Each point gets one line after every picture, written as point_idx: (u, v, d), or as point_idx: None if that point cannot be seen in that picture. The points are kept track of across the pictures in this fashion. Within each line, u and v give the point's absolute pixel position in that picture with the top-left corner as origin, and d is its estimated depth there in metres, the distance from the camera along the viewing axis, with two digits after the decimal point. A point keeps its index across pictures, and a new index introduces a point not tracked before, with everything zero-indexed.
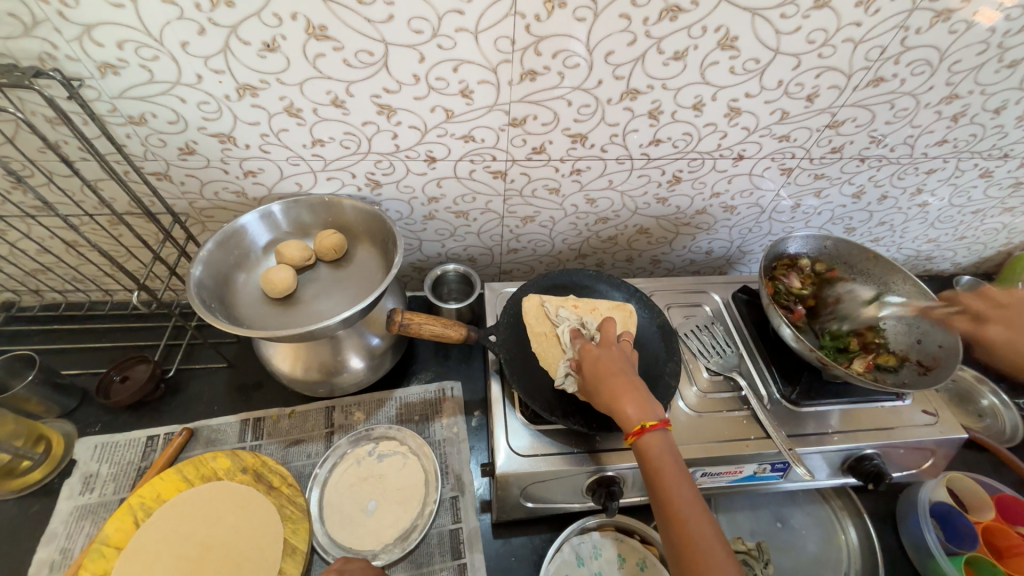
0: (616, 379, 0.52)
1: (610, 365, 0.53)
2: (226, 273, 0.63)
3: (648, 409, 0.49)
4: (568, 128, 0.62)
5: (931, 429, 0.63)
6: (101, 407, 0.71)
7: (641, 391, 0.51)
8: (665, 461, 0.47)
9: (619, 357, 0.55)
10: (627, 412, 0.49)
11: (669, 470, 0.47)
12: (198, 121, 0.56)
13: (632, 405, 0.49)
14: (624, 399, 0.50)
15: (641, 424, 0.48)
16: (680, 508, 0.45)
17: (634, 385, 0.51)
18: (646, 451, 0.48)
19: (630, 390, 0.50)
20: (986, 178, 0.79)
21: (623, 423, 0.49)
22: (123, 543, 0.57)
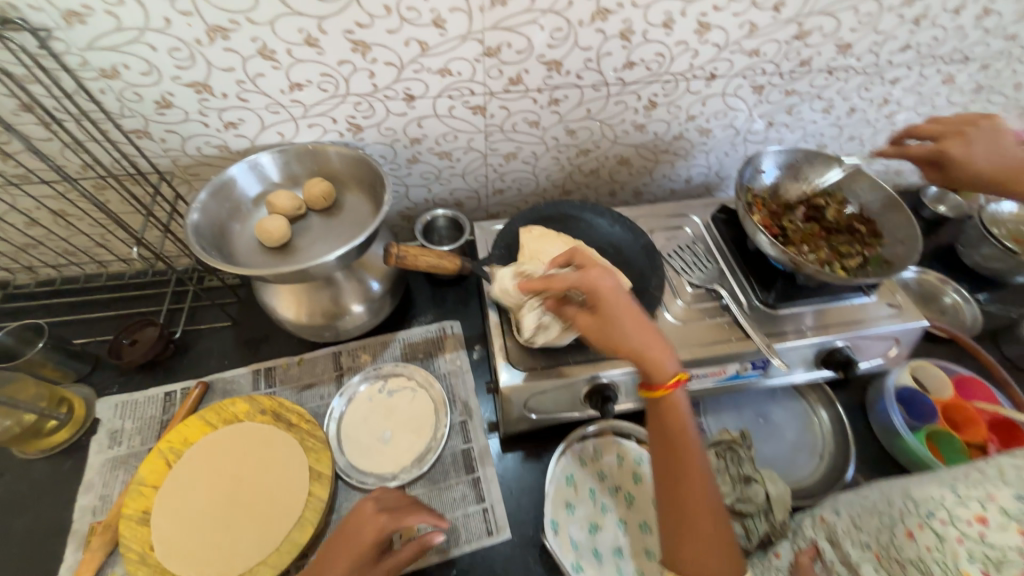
0: (634, 318, 0.52)
1: (623, 300, 0.52)
2: (222, 223, 0.64)
3: (674, 364, 0.52)
4: (542, 55, 0.63)
5: (894, 319, 0.68)
6: (115, 370, 0.74)
7: (661, 337, 0.52)
8: (683, 415, 0.51)
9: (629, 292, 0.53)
10: (658, 365, 0.51)
11: (686, 422, 0.51)
12: (172, 70, 0.56)
13: (664, 356, 0.51)
14: (656, 350, 0.51)
15: (676, 377, 0.50)
16: (687, 455, 0.50)
17: (655, 334, 0.52)
18: (670, 403, 0.51)
19: (655, 339, 0.52)
20: (949, 84, 0.82)
21: (654, 372, 0.51)
22: (159, 482, 0.60)
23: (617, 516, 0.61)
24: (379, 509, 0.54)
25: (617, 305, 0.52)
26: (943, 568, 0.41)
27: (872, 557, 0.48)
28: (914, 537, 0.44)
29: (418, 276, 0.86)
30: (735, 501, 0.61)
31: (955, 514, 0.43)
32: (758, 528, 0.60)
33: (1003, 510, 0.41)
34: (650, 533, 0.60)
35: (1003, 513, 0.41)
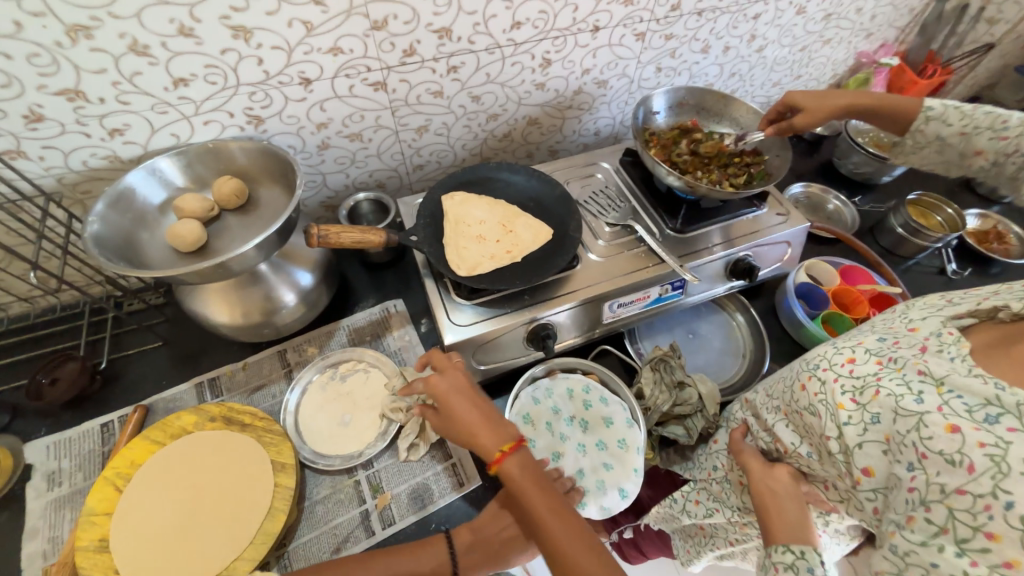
0: (463, 407, 0.53)
1: (457, 392, 0.54)
2: (128, 233, 0.61)
3: (503, 434, 0.52)
4: (430, 23, 0.65)
5: (783, 226, 0.78)
6: (39, 413, 0.69)
7: (490, 418, 0.53)
8: (528, 479, 0.50)
9: (462, 376, 0.56)
10: (487, 445, 0.51)
11: (532, 486, 0.49)
12: (34, 79, 0.53)
13: (489, 435, 0.51)
14: (479, 431, 0.52)
15: (501, 449, 0.50)
16: (552, 525, 0.48)
17: (483, 414, 0.53)
18: (509, 475, 0.50)
19: (482, 421, 0.52)
20: (802, 15, 0.92)
21: (485, 456, 0.51)
22: (112, 509, 0.58)
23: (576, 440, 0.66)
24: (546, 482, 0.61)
25: (452, 397, 0.54)
26: (826, 407, 0.49)
27: (782, 416, 0.56)
28: (804, 389, 0.52)
29: (353, 264, 0.87)
30: (673, 406, 0.69)
31: (833, 362, 0.51)
32: (696, 426, 0.69)
33: (868, 351, 0.50)
34: (605, 449, 0.65)
35: (869, 352, 0.50)
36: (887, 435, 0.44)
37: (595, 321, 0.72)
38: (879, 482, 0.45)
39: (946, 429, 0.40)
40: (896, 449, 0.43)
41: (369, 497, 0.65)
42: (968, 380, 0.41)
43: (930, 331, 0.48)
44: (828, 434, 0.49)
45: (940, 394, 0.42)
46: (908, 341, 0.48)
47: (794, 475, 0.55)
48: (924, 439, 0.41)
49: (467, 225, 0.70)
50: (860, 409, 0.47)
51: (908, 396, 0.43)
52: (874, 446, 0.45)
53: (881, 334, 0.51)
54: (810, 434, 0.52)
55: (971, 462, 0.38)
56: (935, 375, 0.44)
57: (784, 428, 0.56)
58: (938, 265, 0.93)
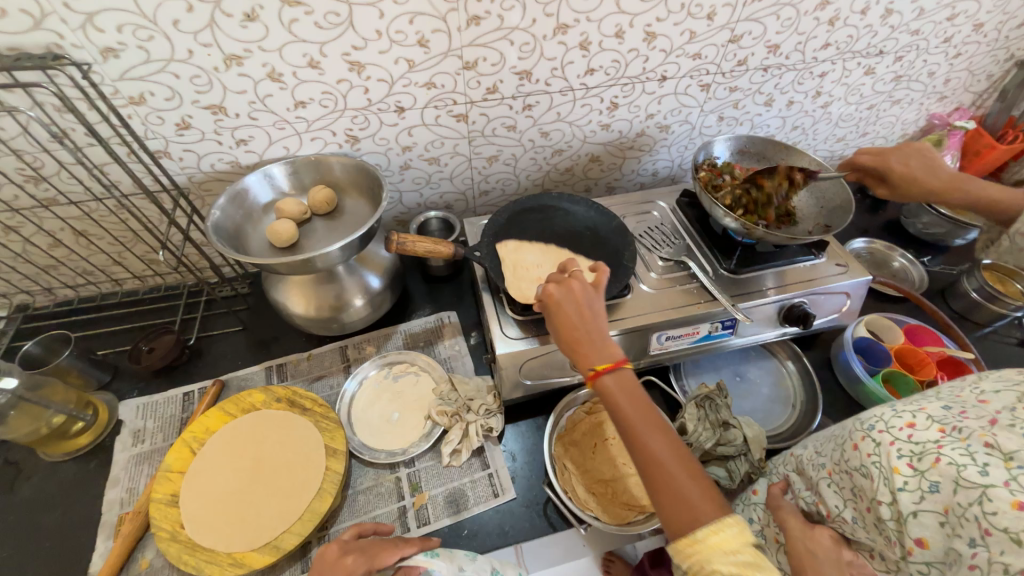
0: (570, 319, 0.55)
1: (568, 304, 0.56)
2: (238, 225, 0.71)
3: (602, 354, 0.54)
4: (514, 66, 0.73)
5: (842, 276, 0.77)
6: (134, 376, 0.78)
7: (594, 334, 0.55)
8: (622, 401, 0.52)
9: (579, 293, 0.57)
10: (586, 361, 0.54)
11: (625, 409, 0.51)
12: (191, 95, 0.65)
13: (588, 352, 0.54)
14: (578, 346, 0.54)
15: (595, 369, 0.53)
16: (646, 449, 0.49)
17: (587, 329, 0.55)
18: (604, 394, 0.52)
19: (583, 337, 0.54)
20: (871, 75, 0.94)
21: (582, 373, 0.54)
22: (185, 468, 0.65)
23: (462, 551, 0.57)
24: (342, 552, 0.53)
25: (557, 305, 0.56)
26: (880, 470, 0.46)
27: (827, 474, 0.55)
28: (857, 448, 0.50)
29: (414, 274, 0.93)
30: (716, 445, 0.67)
31: (890, 424, 0.48)
32: (740, 469, 0.67)
33: (930, 417, 0.46)
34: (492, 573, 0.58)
35: (931, 418, 0.46)
36: (946, 507, 0.42)
37: (641, 351, 0.73)
38: (935, 555, 0.43)
39: (1012, 506, 0.37)
40: (957, 523, 0.41)
41: (408, 495, 0.67)
42: None
43: (1002, 404, 0.44)
44: (881, 499, 0.46)
45: (1007, 468, 0.39)
46: (976, 412, 0.45)
47: (835, 539, 0.53)
48: (987, 513, 0.39)
49: (525, 269, 0.72)
50: (918, 476, 0.44)
51: (972, 466, 0.41)
52: (930, 516, 0.43)
53: (946, 402, 0.47)
54: (858, 497, 0.50)
55: None
56: (1004, 449, 0.40)
57: (828, 488, 0.54)
58: (1018, 336, 0.87)
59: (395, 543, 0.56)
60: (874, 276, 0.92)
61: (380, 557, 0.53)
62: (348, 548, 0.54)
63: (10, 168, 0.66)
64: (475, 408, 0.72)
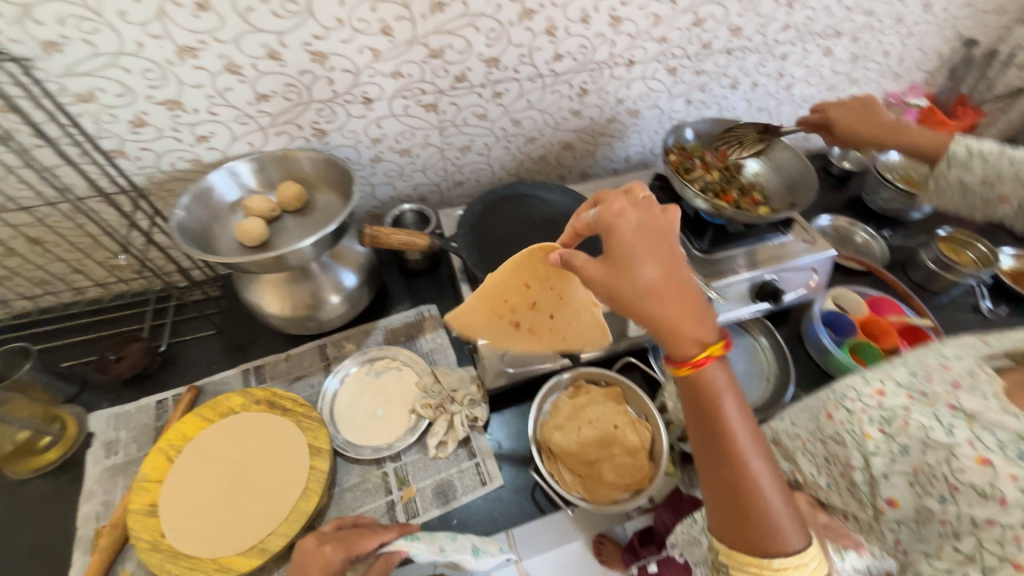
0: (667, 275, 0.44)
1: (662, 252, 0.45)
2: (204, 225, 0.68)
3: (709, 334, 0.44)
4: (482, 53, 0.73)
5: (809, 252, 0.80)
6: (103, 387, 0.75)
7: (700, 305, 0.44)
8: (724, 393, 0.43)
9: (667, 237, 0.46)
10: (686, 335, 0.43)
11: (728, 404, 0.43)
12: (144, 90, 0.62)
13: (695, 324, 0.43)
14: (677, 310, 0.43)
15: (706, 351, 0.43)
16: (743, 453, 0.42)
17: (690, 297, 0.44)
18: (703, 382, 0.43)
19: (683, 306, 0.44)
20: (829, 56, 0.97)
21: (678, 349, 0.44)
22: (163, 477, 0.63)
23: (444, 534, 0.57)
24: (321, 541, 0.54)
25: (634, 241, 0.45)
26: (852, 437, 0.48)
27: (802, 444, 0.56)
28: (830, 418, 0.51)
29: (392, 269, 0.92)
30: None
31: (861, 393, 0.49)
32: None
33: (898, 383, 0.49)
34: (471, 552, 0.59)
35: (899, 385, 0.49)
36: (915, 468, 0.44)
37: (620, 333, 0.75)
38: (905, 514, 0.45)
39: (977, 463, 0.40)
40: (925, 481, 0.43)
41: (396, 489, 0.67)
42: (1000, 417, 0.42)
43: (963, 369, 0.47)
44: (853, 464, 0.48)
45: (971, 428, 0.42)
46: (940, 375, 0.48)
47: (811, 502, 0.56)
48: (955, 472, 0.41)
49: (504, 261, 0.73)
50: (888, 440, 0.46)
51: (938, 428, 0.43)
52: (900, 477, 0.45)
53: (911, 368, 0.50)
54: (832, 463, 0.52)
55: (1003, 495, 0.38)
56: (967, 410, 0.44)
57: (803, 457, 0.56)
58: (972, 302, 0.92)
59: (375, 530, 0.57)
60: (840, 251, 0.96)
61: (359, 543, 0.54)
62: (326, 538, 0.54)
63: None
64: (460, 399, 0.72)
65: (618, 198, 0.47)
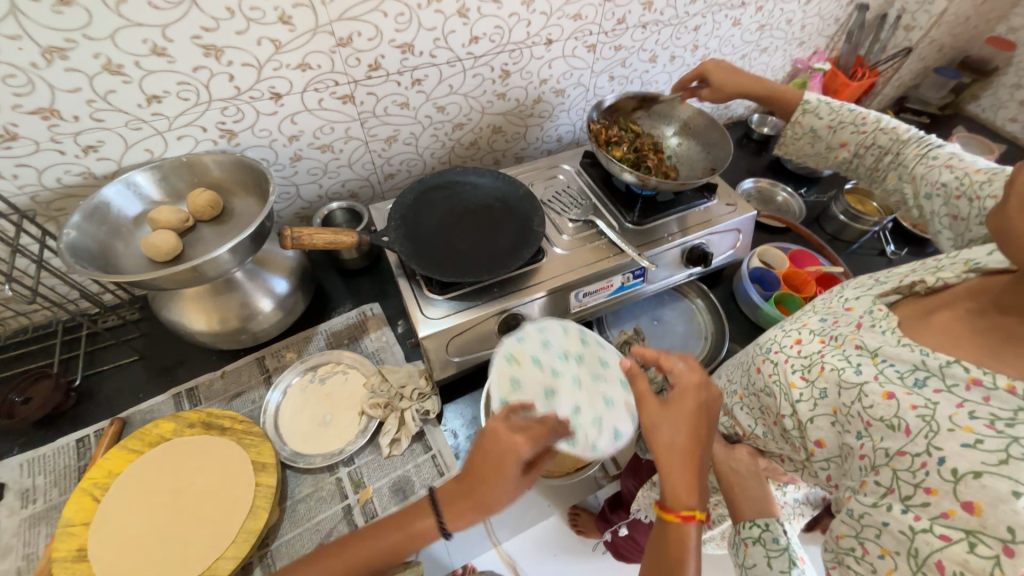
0: (693, 448, 0.49)
1: (702, 420, 0.51)
2: (104, 243, 0.63)
3: (699, 498, 0.48)
4: (393, 39, 0.70)
5: (732, 214, 0.84)
6: (10, 432, 0.68)
7: (704, 480, 0.49)
8: (685, 548, 0.47)
9: (710, 414, 0.51)
10: (683, 497, 0.47)
11: (687, 559, 0.47)
12: (9, 98, 0.56)
13: (690, 484, 0.48)
14: (689, 474, 0.48)
15: (695, 511, 0.47)
16: None
17: (701, 466, 0.49)
18: (673, 533, 0.47)
19: (694, 475, 0.48)
20: (738, 27, 1.01)
21: (675, 500, 0.48)
22: (89, 519, 0.58)
23: (531, 353, 0.62)
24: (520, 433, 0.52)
25: (690, 415, 0.50)
26: (780, 386, 0.53)
27: (738, 399, 0.61)
28: (760, 371, 0.57)
29: (329, 271, 0.89)
30: None
31: (783, 345, 0.56)
32: None
33: (812, 331, 0.54)
34: (580, 385, 0.61)
35: (812, 332, 0.54)
36: (834, 408, 0.48)
37: (562, 310, 0.76)
38: (831, 452, 0.49)
39: (883, 397, 0.44)
40: (844, 420, 0.47)
41: (351, 492, 0.66)
42: (897, 349, 0.45)
43: (863, 309, 0.52)
44: (784, 412, 0.53)
45: (875, 364, 0.46)
46: (846, 318, 0.53)
47: (752, 453, 0.62)
48: (867, 408, 0.45)
49: (440, 250, 0.72)
50: (810, 386, 0.51)
51: (849, 368, 0.47)
52: (824, 419, 0.49)
53: (823, 314, 0.56)
54: (765, 414, 0.57)
55: (907, 424, 0.42)
56: (869, 347, 0.48)
57: (741, 411, 0.61)
58: (879, 247, 1.01)
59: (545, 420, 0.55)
60: (762, 212, 1.02)
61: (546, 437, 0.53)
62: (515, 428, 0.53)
63: None
64: (409, 395, 0.71)
65: (698, 370, 0.53)
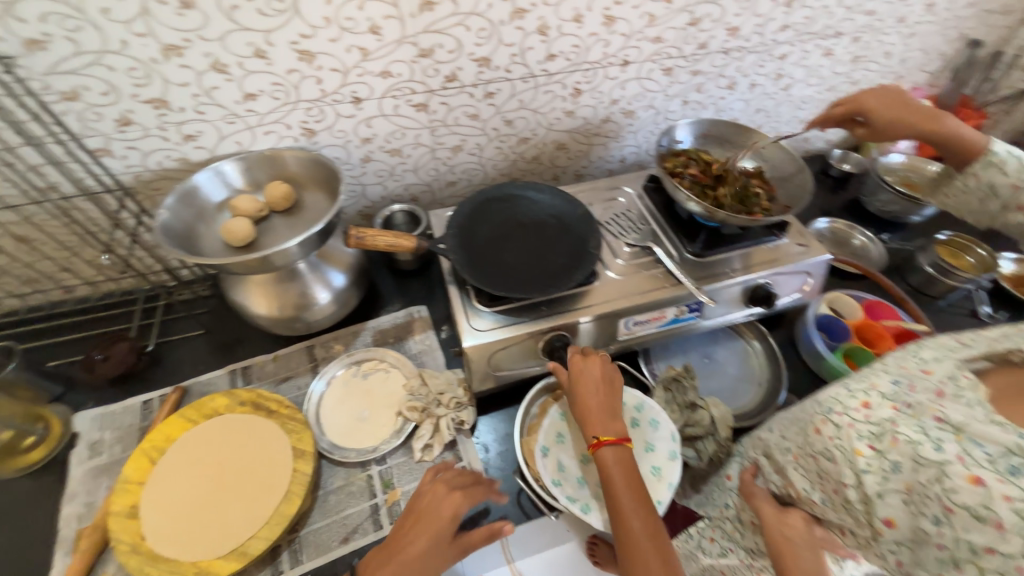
0: (589, 393, 0.62)
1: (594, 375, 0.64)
2: (190, 224, 0.68)
3: (607, 427, 0.59)
4: (472, 53, 0.72)
5: (804, 256, 0.78)
6: (89, 386, 0.75)
7: (609, 413, 0.61)
8: (617, 473, 0.56)
9: (602, 367, 0.65)
10: (591, 429, 0.59)
11: (620, 482, 0.55)
12: (130, 88, 0.62)
13: (598, 423, 0.60)
14: (591, 416, 0.60)
15: (598, 438, 0.58)
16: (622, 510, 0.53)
17: (602, 403, 0.61)
18: (603, 462, 0.57)
19: (597, 410, 0.61)
20: (829, 57, 0.95)
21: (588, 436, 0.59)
22: (144, 479, 0.63)
23: None
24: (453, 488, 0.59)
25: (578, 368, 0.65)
26: (843, 453, 0.46)
27: (793, 458, 0.55)
28: (819, 432, 0.50)
29: (382, 270, 0.92)
30: (684, 426, 0.70)
31: (847, 406, 0.48)
32: (708, 449, 0.69)
33: (883, 394, 0.47)
34: None
35: (883, 396, 0.47)
36: (908, 485, 0.42)
37: (610, 337, 0.74)
38: (903, 535, 0.43)
39: (969, 481, 0.39)
40: (919, 500, 0.42)
41: (380, 492, 0.67)
42: (988, 428, 0.40)
43: (944, 374, 0.46)
44: (847, 481, 0.46)
45: (959, 442, 0.41)
46: (924, 385, 0.46)
47: (807, 519, 0.55)
48: (947, 492, 0.39)
49: (493, 262, 0.72)
50: (879, 457, 0.44)
51: (927, 443, 0.42)
52: (895, 496, 0.43)
53: (895, 375, 0.48)
54: (825, 479, 0.50)
55: (999, 519, 0.37)
56: (953, 422, 0.42)
57: (796, 472, 0.54)
58: (971, 307, 0.90)
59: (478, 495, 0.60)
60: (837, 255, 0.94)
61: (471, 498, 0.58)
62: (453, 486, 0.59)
63: None
64: (446, 403, 0.71)
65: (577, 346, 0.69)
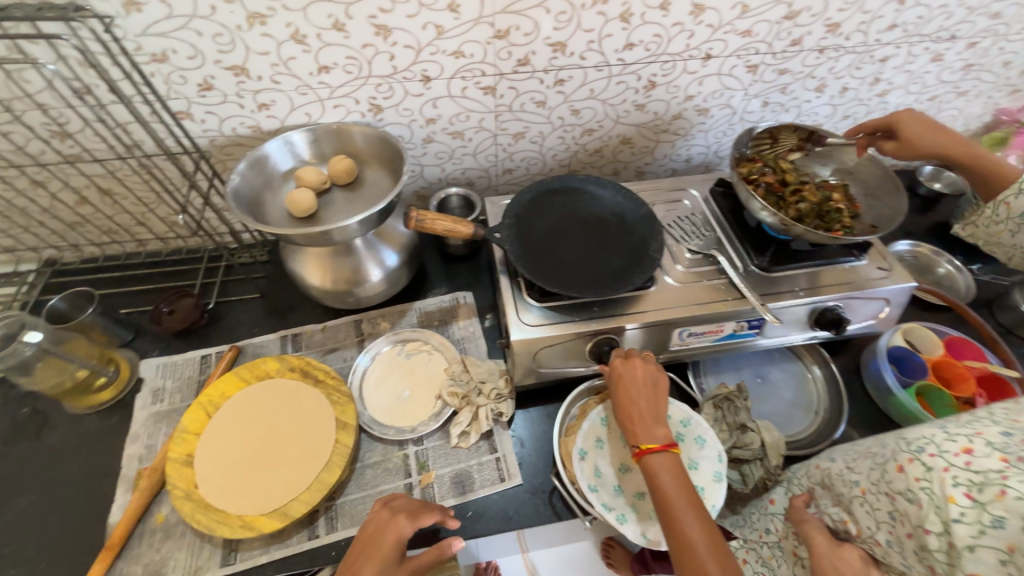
0: (631, 398, 0.60)
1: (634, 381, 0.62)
2: (258, 191, 0.70)
3: (652, 432, 0.57)
4: (548, 37, 0.69)
5: (885, 281, 0.72)
6: (156, 336, 0.80)
7: (653, 417, 0.59)
8: (666, 478, 0.54)
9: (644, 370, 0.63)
10: (636, 433, 0.58)
11: (667, 487, 0.53)
12: (214, 54, 0.63)
13: (642, 426, 0.58)
14: (634, 421, 0.59)
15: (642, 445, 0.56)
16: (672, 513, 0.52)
17: (646, 406, 0.60)
18: (650, 468, 0.55)
19: (641, 413, 0.59)
20: (938, 63, 0.86)
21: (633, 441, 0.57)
22: (200, 430, 0.66)
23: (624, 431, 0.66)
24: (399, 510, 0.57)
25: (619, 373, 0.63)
26: (930, 497, 0.43)
27: (861, 493, 0.51)
28: (903, 471, 0.46)
29: (432, 252, 0.92)
30: (731, 447, 0.66)
31: (943, 448, 0.44)
32: (754, 473, 0.66)
33: (989, 443, 0.42)
34: None
35: (991, 445, 0.42)
36: (1011, 545, 0.37)
37: (660, 345, 0.71)
38: None
39: None
40: None
41: (415, 472, 0.68)
42: None
43: None
44: (929, 528, 0.42)
45: None
46: None
47: (865, 560, 0.50)
48: None
49: (548, 256, 0.70)
50: (977, 508, 0.40)
51: None
52: (988, 553, 0.38)
53: (1007, 427, 0.43)
54: (898, 521, 0.46)
55: None
56: None
57: (861, 509, 0.51)
58: None
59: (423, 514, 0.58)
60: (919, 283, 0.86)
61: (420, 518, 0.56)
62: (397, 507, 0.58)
63: (36, 123, 0.66)
64: (486, 392, 0.71)
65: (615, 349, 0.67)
